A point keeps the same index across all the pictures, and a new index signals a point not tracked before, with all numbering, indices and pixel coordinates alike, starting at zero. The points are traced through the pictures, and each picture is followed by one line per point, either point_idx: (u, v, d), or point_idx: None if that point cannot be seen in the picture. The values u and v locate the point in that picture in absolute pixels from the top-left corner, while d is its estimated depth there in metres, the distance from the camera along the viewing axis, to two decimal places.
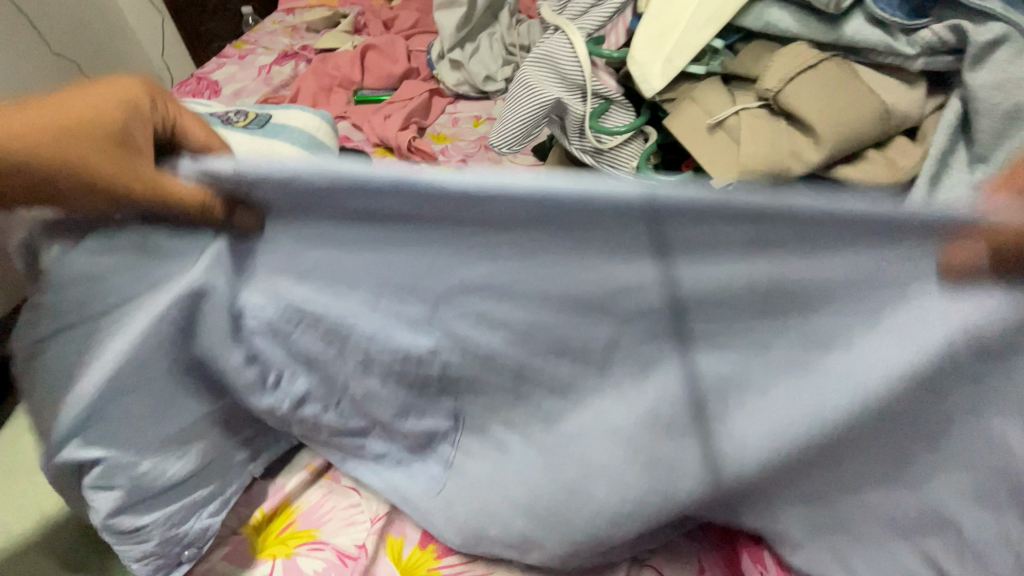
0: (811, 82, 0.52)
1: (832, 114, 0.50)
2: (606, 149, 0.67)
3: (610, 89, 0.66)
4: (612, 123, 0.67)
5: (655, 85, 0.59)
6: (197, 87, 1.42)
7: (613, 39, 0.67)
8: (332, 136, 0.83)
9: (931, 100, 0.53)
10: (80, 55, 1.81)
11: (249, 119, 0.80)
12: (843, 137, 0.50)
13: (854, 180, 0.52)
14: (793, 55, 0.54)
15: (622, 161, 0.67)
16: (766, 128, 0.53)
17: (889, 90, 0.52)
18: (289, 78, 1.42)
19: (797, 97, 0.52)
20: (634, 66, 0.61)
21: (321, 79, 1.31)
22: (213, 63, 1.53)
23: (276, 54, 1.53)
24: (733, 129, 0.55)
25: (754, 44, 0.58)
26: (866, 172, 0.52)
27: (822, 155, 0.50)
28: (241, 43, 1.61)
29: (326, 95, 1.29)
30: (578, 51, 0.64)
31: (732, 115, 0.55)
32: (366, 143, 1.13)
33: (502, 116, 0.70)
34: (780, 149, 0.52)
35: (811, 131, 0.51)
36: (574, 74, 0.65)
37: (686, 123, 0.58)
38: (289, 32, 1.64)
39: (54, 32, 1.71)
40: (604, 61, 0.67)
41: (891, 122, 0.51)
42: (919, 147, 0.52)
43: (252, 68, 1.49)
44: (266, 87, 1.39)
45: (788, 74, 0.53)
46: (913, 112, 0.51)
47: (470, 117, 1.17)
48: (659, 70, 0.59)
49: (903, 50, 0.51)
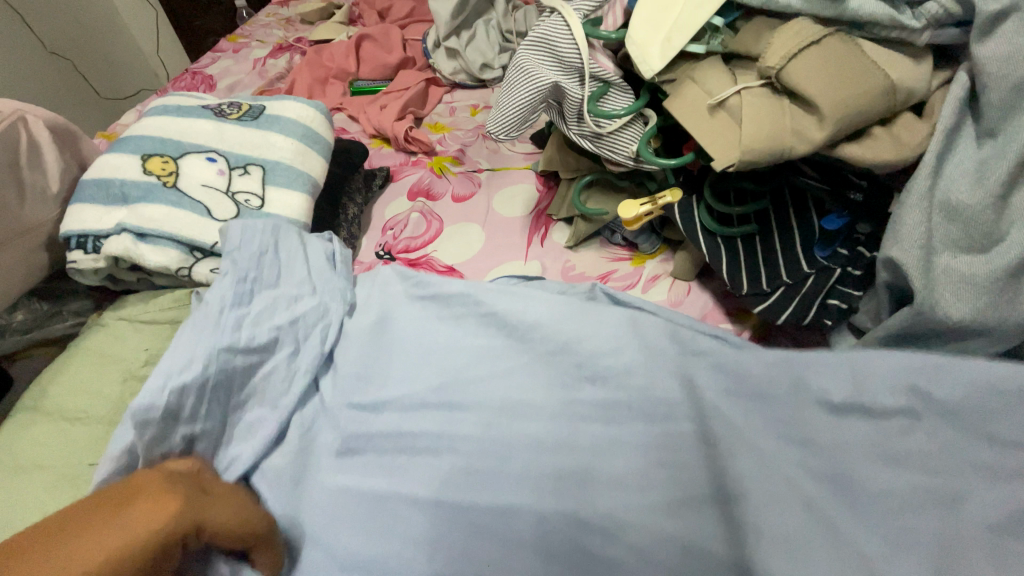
0: (813, 58, 0.51)
1: (836, 91, 0.49)
2: (605, 133, 0.66)
3: (608, 72, 0.64)
4: (610, 106, 0.66)
5: (653, 66, 0.58)
6: (191, 82, 1.41)
7: (610, 20, 0.65)
8: (327, 127, 0.81)
9: (937, 76, 0.52)
10: (74, 53, 1.80)
11: (243, 111, 0.79)
12: (847, 114, 0.49)
13: (859, 158, 0.51)
14: (795, 31, 0.53)
15: (621, 145, 0.66)
16: (768, 107, 0.52)
17: (894, 65, 0.50)
18: (284, 71, 1.40)
19: (800, 75, 0.50)
20: (632, 46, 0.59)
21: (316, 70, 1.29)
22: (207, 58, 1.51)
23: (270, 47, 1.52)
24: (734, 109, 0.54)
25: (754, 21, 0.57)
26: (871, 150, 0.50)
27: (826, 133, 0.49)
28: (234, 37, 1.59)
29: (321, 87, 1.27)
30: (575, 32, 0.63)
31: (733, 95, 0.54)
32: (362, 135, 1.12)
33: (499, 101, 0.69)
34: (783, 128, 0.51)
35: (814, 110, 0.50)
36: (571, 56, 0.64)
37: (686, 104, 0.56)
38: (283, 25, 1.62)
39: (47, 31, 1.69)
40: (601, 43, 0.65)
41: (896, 98, 0.50)
42: (926, 123, 0.50)
43: (247, 61, 1.47)
44: (261, 81, 1.38)
45: (791, 50, 0.51)
46: (919, 87, 0.50)
47: (468, 106, 1.16)
48: (658, 50, 0.58)
49: (908, 24, 0.50)
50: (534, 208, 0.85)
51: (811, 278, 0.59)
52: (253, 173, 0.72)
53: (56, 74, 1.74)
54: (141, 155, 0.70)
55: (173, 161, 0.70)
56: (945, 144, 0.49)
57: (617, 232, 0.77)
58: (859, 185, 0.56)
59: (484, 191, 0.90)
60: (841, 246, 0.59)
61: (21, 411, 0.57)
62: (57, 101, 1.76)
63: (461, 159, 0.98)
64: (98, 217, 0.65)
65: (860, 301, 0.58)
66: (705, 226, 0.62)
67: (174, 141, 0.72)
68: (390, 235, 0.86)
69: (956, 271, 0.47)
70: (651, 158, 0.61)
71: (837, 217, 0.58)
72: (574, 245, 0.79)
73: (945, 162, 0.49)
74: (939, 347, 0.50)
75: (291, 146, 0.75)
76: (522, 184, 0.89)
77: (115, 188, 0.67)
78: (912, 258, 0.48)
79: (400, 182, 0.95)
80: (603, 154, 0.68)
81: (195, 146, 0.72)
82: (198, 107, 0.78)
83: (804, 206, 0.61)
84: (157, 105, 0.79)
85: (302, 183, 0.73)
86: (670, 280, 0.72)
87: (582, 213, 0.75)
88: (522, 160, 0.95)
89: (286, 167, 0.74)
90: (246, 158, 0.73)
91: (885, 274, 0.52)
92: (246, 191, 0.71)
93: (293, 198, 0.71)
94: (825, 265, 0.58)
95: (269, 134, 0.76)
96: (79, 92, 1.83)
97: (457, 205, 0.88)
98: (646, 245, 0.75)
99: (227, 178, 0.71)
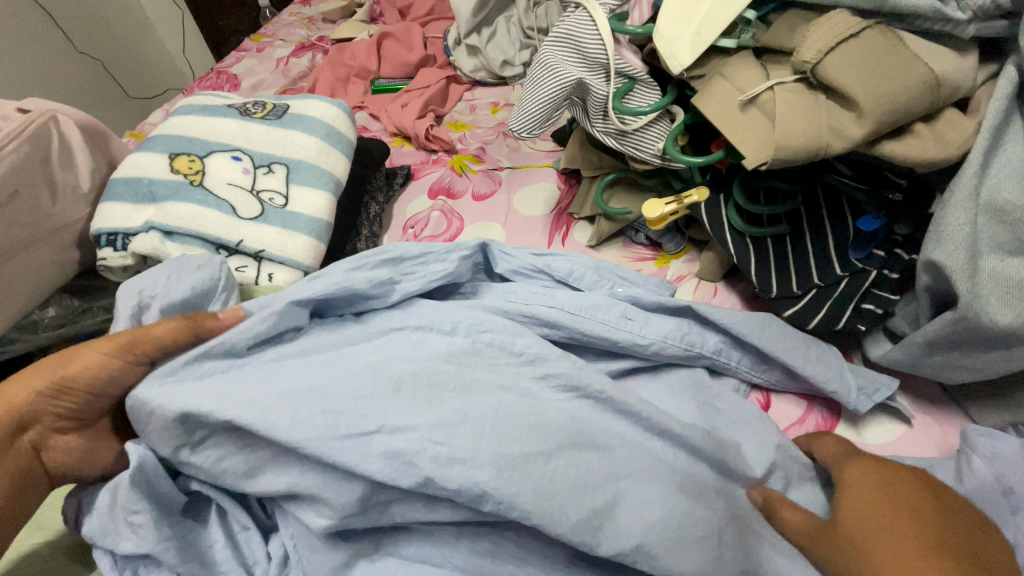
0: (852, 52, 0.49)
1: (876, 86, 0.47)
2: (630, 131, 0.65)
3: (634, 68, 0.63)
4: (637, 103, 0.64)
5: (683, 60, 0.56)
6: (216, 81, 1.42)
7: (637, 15, 0.63)
8: (350, 125, 0.82)
9: (983, 70, 0.50)
10: (104, 53, 1.84)
11: (267, 110, 0.79)
12: (888, 111, 0.47)
13: (899, 156, 0.49)
14: (832, 24, 0.51)
15: (647, 143, 0.64)
16: (803, 102, 0.50)
17: (938, 57, 0.48)
18: (306, 69, 1.41)
19: (838, 69, 0.49)
20: (660, 41, 0.58)
21: (338, 69, 1.30)
22: (232, 57, 1.53)
23: (293, 46, 1.53)
24: (767, 106, 0.52)
25: (789, 15, 0.55)
26: (913, 148, 0.48)
27: (865, 129, 0.47)
28: (258, 36, 1.61)
29: (343, 85, 1.28)
30: (601, 28, 0.61)
31: (766, 91, 0.52)
32: (384, 133, 1.12)
33: (522, 99, 0.67)
34: (819, 124, 0.49)
35: (852, 105, 0.48)
36: (597, 53, 0.62)
37: (716, 100, 0.55)
38: (306, 23, 1.64)
39: (80, 32, 1.74)
40: (628, 38, 0.64)
41: (940, 93, 0.47)
42: (971, 120, 0.48)
43: (270, 60, 1.48)
44: (284, 79, 1.39)
45: (828, 44, 0.50)
46: (965, 82, 0.48)
47: (488, 104, 1.15)
48: (688, 45, 0.56)
49: (953, 15, 0.48)
50: (555, 207, 0.85)
51: (844, 281, 0.57)
52: (277, 172, 0.73)
53: (89, 75, 1.79)
54: (169, 153, 0.71)
55: (200, 159, 0.71)
56: (992, 142, 0.47)
57: (640, 231, 0.76)
58: (899, 185, 0.54)
59: (504, 190, 0.89)
60: (877, 248, 0.56)
61: None
62: (87, 100, 1.80)
63: (482, 157, 0.98)
64: (128, 215, 0.66)
65: (896, 305, 0.55)
66: (734, 226, 0.61)
67: (201, 139, 0.73)
68: (411, 233, 0.86)
69: (1002, 276, 0.45)
70: (679, 156, 0.60)
71: (873, 219, 0.55)
72: (596, 245, 0.78)
73: (992, 159, 0.47)
74: (983, 353, 0.48)
75: (314, 144, 0.76)
76: (544, 183, 0.89)
77: (143, 187, 0.68)
78: (956, 261, 0.46)
79: (421, 181, 0.95)
80: (627, 152, 0.67)
81: (221, 145, 0.73)
82: (223, 106, 0.79)
83: (838, 206, 0.59)
84: (184, 105, 0.80)
85: (325, 182, 0.73)
86: (695, 282, 0.71)
87: (606, 212, 0.74)
88: (544, 158, 0.94)
89: (310, 166, 0.74)
90: (270, 157, 0.74)
91: (924, 278, 0.50)
92: (271, 189, 0.71)
93: (315, 197, 0.71)
94: (860, 268, 0.56)
95: (292, 132, 0.76)
96: (108, 92, 1.87)
97: (479, 204, 0.88)
98: (670, 245, 0.73)
99: (252, 177, 0.71)
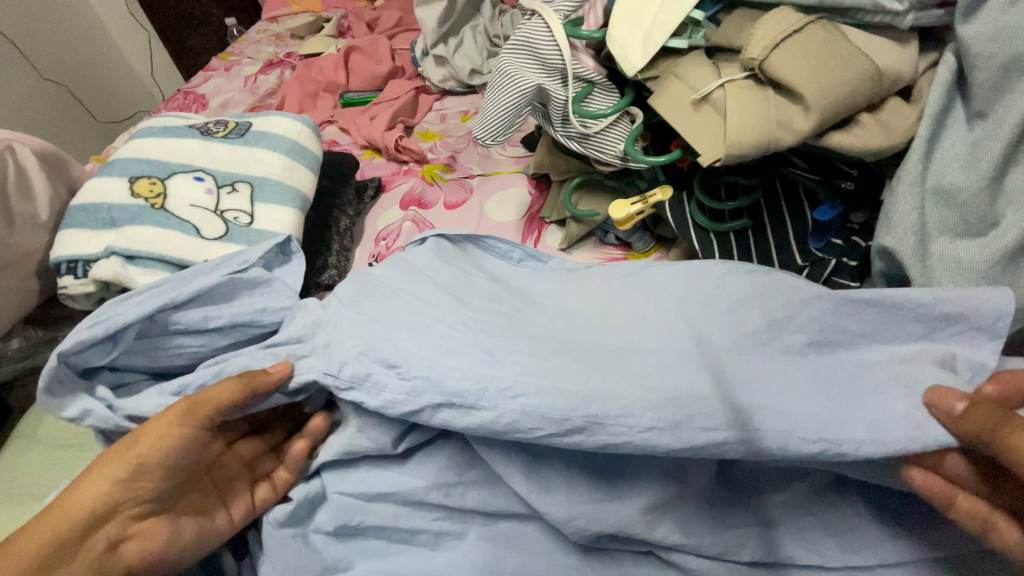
0: (797, 47, 0.50)
1: (820, 79, 0.48)
2: (592, 133, 0.65)
3: (590, 71, 0.64)
4: (596, 106, 0.65)
5: (636, 63, 0.57)
6: (184, 102, 1.41)
7: (591, 20, 0.64)
8: (315, 140, 0.81)
9: (924, 59, 0.51)
10: (71, 79, 1.82)
11: (229, 128, 0.79)
12: (833, 104, 0.48)
13: (848, 147, 0.50)
14: (776, 20, 0.52)
15: (609, 144, 0.65)
16: (752, 98, 0.51)
17: (880, 49, 0.49)
18: (275, 86, 1.41)
19: (782, 65, 0.50)
20: (612, 44, 0.58)
21: (307, 85, 1.29)
22: (199, 77, 1.52)
23: (261, 63, 1.52)
24: (719, 103, 0.53)
25: (736, 14, 0.56)
26: (861, 138, 0.49)
27: (812, 122, 0.48)
28: (224, 55, 1.59)
29: (312, 100, 1.27)
30: (557, 34, 0.62)
31: (717, 89, 0.53)
32: (354, 146, 1.11)
33: (483, 107, 0.68)
34: (768, 118, 0.50)
35: (799, 99, 0.49)
36: (554, 58, 0.63)
37: (671, 99, 0.56)
38: (273, 40, 1.63)
39: (43, 58, 1.71)
40: (583, 43, 0.65)
41: (882, 83, 0.49)
42: (914, 108, 0.50)
43: (238, 78, 1.47)
44: (252, 97, 1.39)
45: (772, 40, 0.51)
46: (906, 71, 0.49)
47: (458, 112, 1.16)
48: (640, 48, 0.57)
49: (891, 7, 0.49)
50: (527, 211, 0.85)
51: (805, 271, 0.58)
52: (241, 190, 0.72)
53: (55, 100, 1.76)
54: (129, 177, 0.70)
55: (161, 182, 0.70)
56: (934, 129, 0.48)
57: (610, 232, 0.77)
58: (850, 174, 0.57)
59: (476, 197, 0.90)
60: (834, 237, 0.59)
61: (20, 437, 0.60)
62: (55, 127, 1.77)
63: (452, 166, 0.98)
64: (88, 241, 0.65)
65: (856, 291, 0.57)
66: (699, 223, 0.61)
67: (161, 161, 0.72)
68: (383, 245, 0.86)
69: (953, 257, 0.46)
70: (640, 157, 0.61)
71: (829, 207, 0.58)
72: (568, 247, 0.79)
73: (935, 146, 0.49)
74: None
75: (278, 161, 0.75)
76: (515, 188, 0.89)
77: (103, 212, 0.66)
78: (907, 245, 0.48)
79: (392, 192, 0.95)
80: (591, 154, 0.68)
81: (182, 166, 0.72)
82: (184, 126, 0.78)
83: (795, 197, 0.61)
84: (145, 127, 0.79)
85: (292, 198, 0.73)
86: None
87: (574, 215, 0.75)
88: (514, 164, 0.95)
89: (274, 182, 0.73)
90: (233, 175, 0.73)
91: (880, 263, 0.52)
92: (235, 208, 0.70)
93: (281, 213, 0.71)
94: (819, 257, 0.58)
95: (255, 150, 0.76)
96: (76, 118, 1.85)
97: (451, 212, 0.88)
98: (640, 243, 0.74)
99: (215, 197, 0.71)
